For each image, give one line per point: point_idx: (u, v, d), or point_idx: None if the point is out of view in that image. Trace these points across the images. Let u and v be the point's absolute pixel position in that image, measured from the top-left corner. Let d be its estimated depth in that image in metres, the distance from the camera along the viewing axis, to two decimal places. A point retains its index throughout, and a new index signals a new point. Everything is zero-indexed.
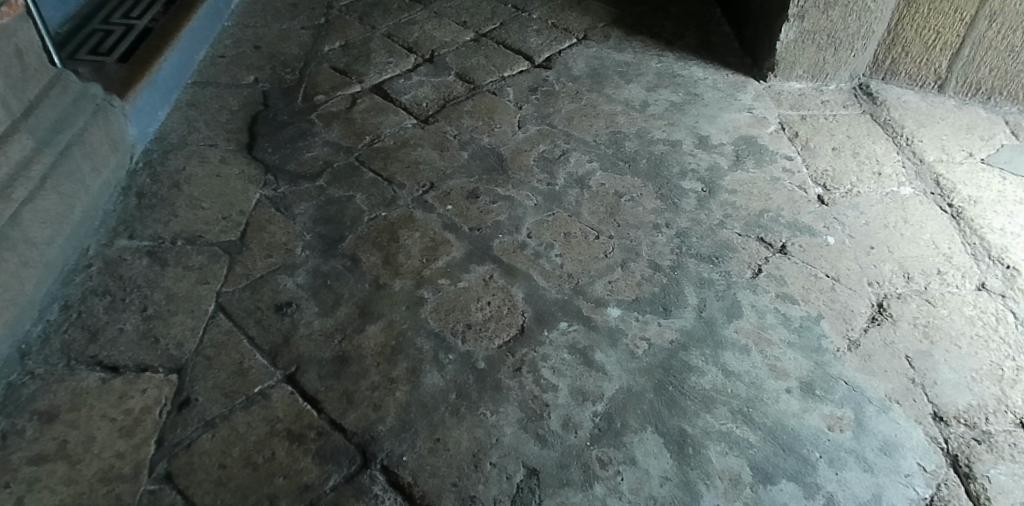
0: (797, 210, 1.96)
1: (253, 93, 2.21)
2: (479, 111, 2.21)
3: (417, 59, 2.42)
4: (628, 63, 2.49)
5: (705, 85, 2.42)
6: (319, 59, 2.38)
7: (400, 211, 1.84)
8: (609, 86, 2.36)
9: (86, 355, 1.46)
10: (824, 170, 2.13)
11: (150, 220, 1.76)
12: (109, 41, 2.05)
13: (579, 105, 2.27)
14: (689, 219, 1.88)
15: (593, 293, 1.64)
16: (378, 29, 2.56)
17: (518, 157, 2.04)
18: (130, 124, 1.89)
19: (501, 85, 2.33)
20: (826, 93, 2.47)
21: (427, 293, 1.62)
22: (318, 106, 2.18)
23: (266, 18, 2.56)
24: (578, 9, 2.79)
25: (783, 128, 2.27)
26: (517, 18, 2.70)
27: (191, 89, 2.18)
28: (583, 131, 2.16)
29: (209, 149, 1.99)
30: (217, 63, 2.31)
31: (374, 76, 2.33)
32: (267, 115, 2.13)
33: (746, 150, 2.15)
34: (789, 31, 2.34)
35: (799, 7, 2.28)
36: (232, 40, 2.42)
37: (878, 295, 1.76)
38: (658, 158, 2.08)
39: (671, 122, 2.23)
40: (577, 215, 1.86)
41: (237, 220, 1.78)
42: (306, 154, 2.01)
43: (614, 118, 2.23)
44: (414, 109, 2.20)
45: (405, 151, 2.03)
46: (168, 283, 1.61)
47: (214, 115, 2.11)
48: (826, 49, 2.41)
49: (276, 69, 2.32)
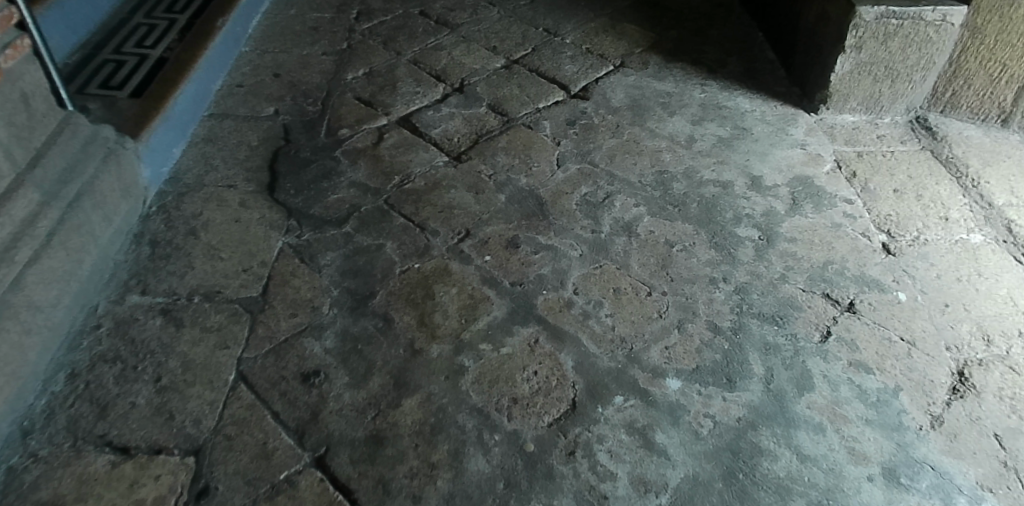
0: (862, 261, 1.81)
1: (274, 127, 2.08)
2: (515, 148, 2.06)
3: (446, 89, 2.28)
4: (670, 92, 2.34)
5: (753, 118, 2.27)
6: (343, 89, 2.25)
7: (434, 262, 1.70)
8: (651, 119, 2.22)
9: (94, 433, 1.32)
10: (887, 215, 1.98)
11: (164, 273, 1.62)
12: (121, 73, 1.94)
13: (620, 141, 2.12)
14: (747, 273, 1.73)
15: (649, 361, 1.50)
16: (404, 55, 2.42)
17: (558, 200, 1.90)
18: (144, 165, 1.77)
19: (536, 118, 2.19)
20: (881, 127, 2.31)
21: (467, 360, 1.47)
22: (343, 142, 2.05)
23: (287, 42, 2.43)
24: (613, 33, 2.64)
25: (839, 166, 2.12)
26: (550, 42, 2.55)
27: (208, 123, 2.06)
28: (626, 171, 2.02)
29: (228, 191, 1.86)
30: (235, 93, 2.18)
31: (401, 108, 2.19)
32: (289, 152, 2.00)
33: (802, 192, 2.00)
34: (845, 62, 2.19)
35: (857, 38, 2.13)
36: (251, 68, 2.29)
37: (958, 361, 1.60)
38: (709, 202, 1.93)
39: (720, 160, 2.08)
40: (626, 268, 1.71)
41: (258, 273, 1.64)
42: (331, 196, 1.87)
43: (659, 156, 2.08)
44: (445, 145, 2.05)
45: (437, 193, 1.89)
46: (184, 347, 1.47)
47: (232, 151, 1.98)
48: (883, 81, 2.26)
49: (298, 100, 2.19)
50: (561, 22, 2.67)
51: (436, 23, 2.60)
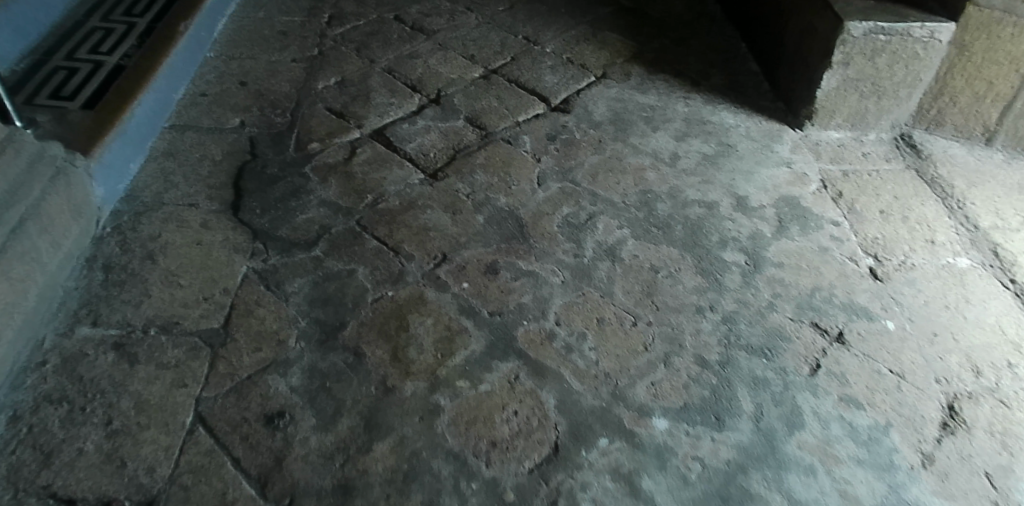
0: (851, 288, 1.77)
1: (239, 140, 1.97)
2: (493, 164, 1.98)
3: (422, 100, 2.19)
4: (653, 106, 2.27)
5: (738, 134, 2.21)
6: (313, 99, 2.14)
7: (408, 290, 1.61)
8: (634, 134, 2.15)
9: (36, 484, 1.21)
10: (874, 238, 1.93)
11: (118, 302, 1.51)
12: (73, 82, 1.81)
13: (603, 158, 2.05)
14: (735, 301, 1.67)
15: (635, 399, 1.43)
16: (378, 63, 2.32)
17: (539, 222, 1.82)
18: (98, 183, 1.65)
19: (515, 133, 2.11)
20: (866, 145, 2.27)
21: (443, 399, 1.39)
22: (313, 157, 1.94)
23: (253, 48, 2.32)
24: (594, 41, 2.56)
25: (825, 186, 2.07)
26: (529, 50, 2.47)
27: (169, 135, 1.94)
28: (609, 190, 1.95)
29: (189, 210, 1.74)
30: (198, 102, 2.07)
31: (375, 120, 2.09)
32: (255, 167, 1.89)
33: (788, 213, 1.95)
34: (832, 78, 2.13)
35: (845, 53, 2.07)
36: (215, 75, 2.18)
37: (947, 395, 1.56)
38: (694, 224, 1.87)
39: (705, 179, 2.01)
40: (610, 296, 1.65)
41: (220, 302, 1.53)
42: (299, 216, 1.77)
43: (642, 174, 2.01)
44: (421, 161, 1.97)
45: (412, 213, 1.80)
46: (138, 386, 1.37)
47: (194, 166, 1.87)
48: (869, 98, 2.21)
49: (265, 110, 2.08)
50: (541, 29, 2.59)
51: (412, 29, 2.50)
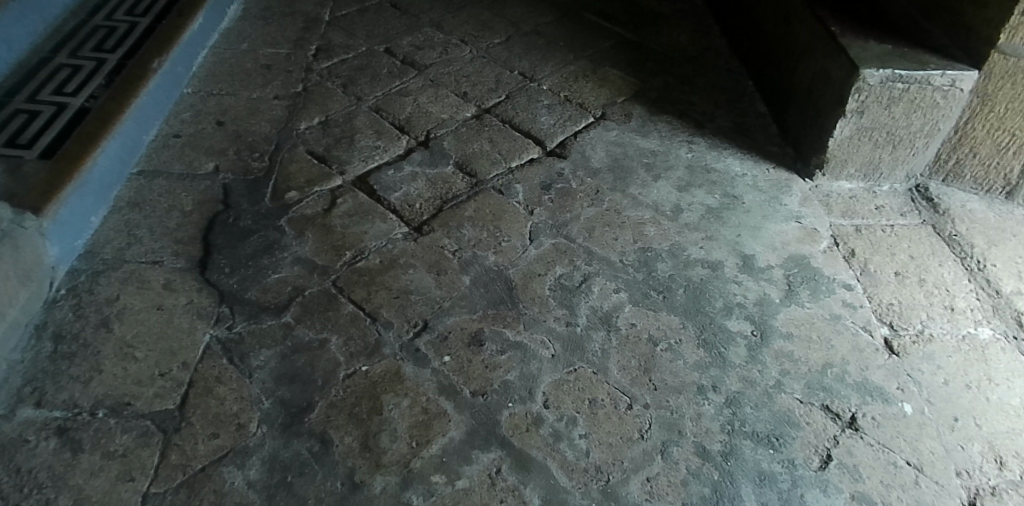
0: (864, 364, 1.64)
1: (212, 187, 1.85)
2: (482, 216, 1.84)
3: (410, 143, 2.06)
4: (655, 151, 2.14)
5: (745, 183, 2.08)
6: (294, 141, 2.02)
7: (384, 364, 1.48)
8: (634, 183, 2.01)
9: None
10: (889, 304, 1.80)
11: (66, 377, 1.39)
12: (33, 127, 1.70)
13: (600, 209, 1.91)
14: (739, 379, 1.55)
15: (627, 499, 1.30)
16: (365, 101, 2.19)
17: (530, 284, 1.69)
18: (51, 243, 1.54)
19: (507, 180, 1.98)
20: (879, 196, 2.14)
21: (415, 497, 1.27)
22: (289, 207, 1.82)
23: (234, 84, 2.20)
24: (593, 78, 2.44)
25: (837, 244, 1.94)
26: (525, 88, 2.34)
27: (137, 182, 1.82)
28: (606, 246, 1.81)
29: (152, 269, 1.63)
30: (171, 144, 1.95)
31: (358, 165, 1.97)
32: (227, 219, 1.77)
33: (797, 275, 1.82)
34: (844, 127, 2.00)
35: (858, 102, 1.94)
36: (191, 113, 2.06)
37: (969, 490, 1.42)
38: (697, 287, 1.74)
39: (709, 235, 1.88)
40: (604, 373, 1.51)
41: (177, 378, 1.42)
42: (271, 275, 1.64)
43: (643, 228, 1.87)
44: (405, 213, 1.84)
45: (393, 273, 1.67)
46: (79, 479, 1.24)
47: (161, 218, 1.75)
48: (884, 148, 2.07)
49: (242, 154, 1.96)
50: (538, 64, 2.46)
51: (402, 63, 2.38)
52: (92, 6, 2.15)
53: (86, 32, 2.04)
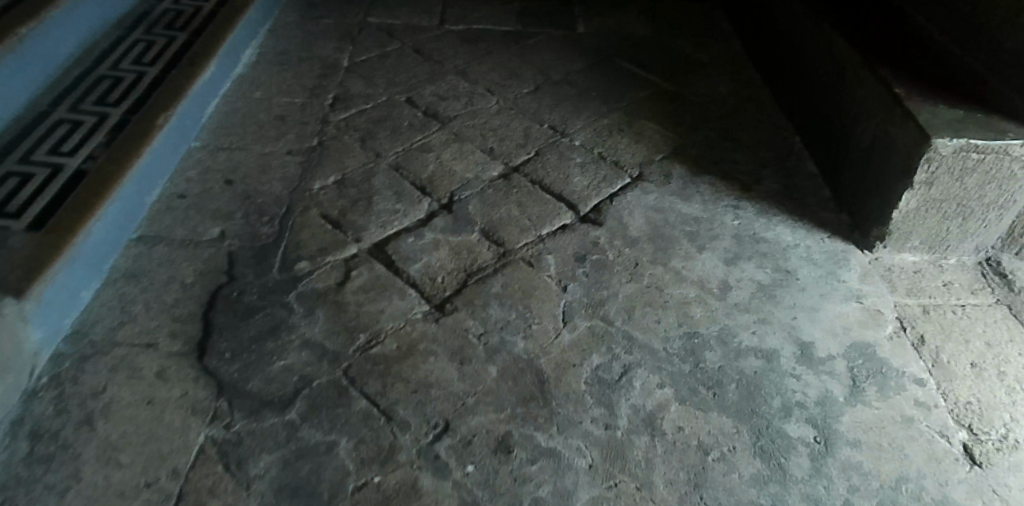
0: (944, 478, 1.43)
1: (217, 255, 1.70)
2: (511, 293, 1.67)
3: (432, 205, 1.91)
4: (698, 218, 1.96)
5: (798, 256, 1.89)
6: (307, 203, 1.87)
7: (399, 474, 1.30)
8: (677, 254, 1.84)
9: None
10: (966, 402, 1.59)
11: (40, 487, 1.23)
12: (24, 192, 1.56)
13: (640, 286, 1.73)
14: (804, 498, 1.35)
15: None
16: (384, 158, 2.04)
17: (563, 375, 1.50)
18: (34, 327, 1.39)
19: (538, 251, 1.81)
20: (946, 271, 1.94)
21: None
22: (300, 280, 1.66)
23: (245, 137, 2.07)
24: (629, 133, 2.28)
25: (903, 328, 1.74)
26: (556, 143, 2.19)
27: (135, 250, 1.68)
28: (648, 331, 1.62)
29: (145, 353, 1.47)
30: (175, 206, 1.81)
31: (376, 232, 1.81)
32: (231, 293, 1.61)
33: (862, 368, 1.62)
34: (911, 198, 1.82)
35: (928, 173, 1.76)
36: (198, 170, 1.92)
37: None
38: (751, 382, 1.54)
39: (762, 318, 1.69)
40: (649, 489, 1.32)
41: (165, 490, 1.25)
42: (276, 362, 1.48)
43: (687, 309, 1.69)
44: (426, 288, 1.67)
45: (411, 362, 1.49)
46: None
47: (160, 291, 1.60)
48: (953, 220, 1.88)
49: (251, 217, 1.81)
50: (570, 117, 2.31)
51: (425, 115, 2.24)
52: (97, 54, 2.03)
53: (89, 83, 1.92)
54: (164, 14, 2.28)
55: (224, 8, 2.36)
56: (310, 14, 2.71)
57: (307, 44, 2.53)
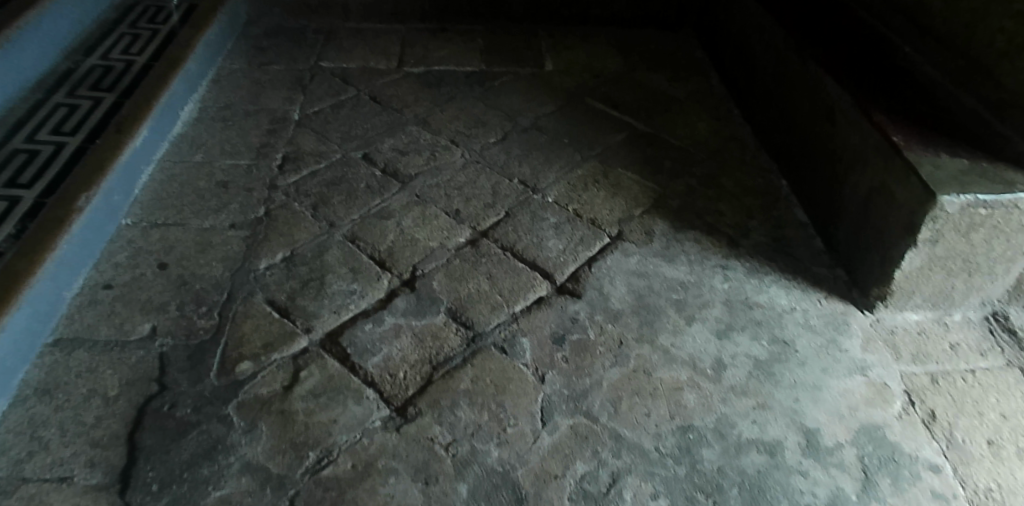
0: None
1: (147, 359, 1.50)
2: (482, 388, 1.49)
3: (392, 282, 1.72)
4: (685, 282, 1.80)
5: (795, 323, 1.74)
6: (251, 287, 1.67)
7: None
8: (664, 328, 1.67)
9: None
10: (989, 490, 1.43)
11: None
12: None
13: (625, 371, 1.56)
14: None
15: None
16: (338, 227, 1.85)
17: (544, 490, 1.32)
18: None
19: (511, 332, 1.63)
20: (952, 330, 1.79)
21: None
22: (241, 385, 1.46)
23: (183, 210, 1.87)
24: (606, 184, 2.11)
25: (913, 403, 1.59)
26: (527, 200, 2.01)
27: (51, 358, 1.47)
28: (637, 427, 1.45)
29: (57, 490, 1.26)
30: (100, 299, 1.60)
31: (329, 319, 1.61)
32: (161, 406, 1.41)
33: (874, 457, 1.46)
34: (915, 257, 1.67)
35: (933, 231, 1.62)
36: (128, 253, 1.72)
37: None
38: (754, 484, 1.37)
39: (762, 402, 1.53)
40: None
41: None
42: (211, 493, 1.28)
43: (679, 396, 1.52)
44: (386, 387, 1.48)
45: (368, 485, 1.30)
46: None
47: (78, 409, 1.39)
48: (958, 276, 1.74)
49: (186, 309, 1.60)
50: (541, 168, 2.14)
51: (384, 174, 2.05)
52: (11, 125, 1.83)
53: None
54: (90, 72, 2.07)
55: (159, 62, 2.16)
56: (257, 60, 2.52)
57: (254, 96, 2.34)
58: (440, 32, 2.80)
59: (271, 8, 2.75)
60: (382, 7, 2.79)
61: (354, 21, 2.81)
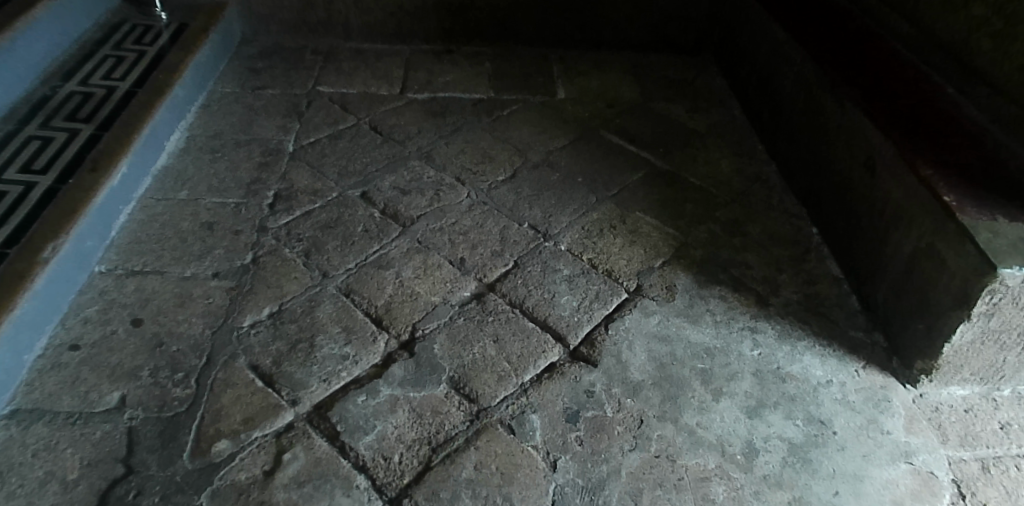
0: None
1: (113, 435, 1.34)
2: (487, 476, 1.33)
3: (388, 344, 1.56)
4: (711, 348, 1.64)
5: (831, 399, 1.58)
6: (233, 349, 1.51)
7: None
8: (689, 404, 1.51)
9: None
10: None
11: None
12: None
13: (647, 457, 1.40)
14: None
15: None
16: (332, 279, 1.69)
17: None
18: None
19: (520, 407, 1.46)
20: (1003, 407, 1.63)
21: None
22: (217, 469, 1.30)
23: (163, 255, 1.71)
24: (623, 230, 1.95)
25: (964, 497, 1.42)
26: (538, 248, 1.85)
27: (4, 435, 1.32)
28: None
29: None
30: (64, 363, 1.45)
31: (318, 389, 1.46)
32: (125, 494, 1.25)
33: None
34: (966, 331, 1.51)
35: (989, 305, 1.45)
36: (99, 309, 1.57)
37: None
38: None
39: (798, 496, 1.37)
40: None
41: None
42: None
43: (706, 488, 1.36)
44: (378, 474, 1.32)
45: None
46: None
47: (30, 497, 1.23)
48: (1012, 351, 1.57)
49: (161, 375, 1.45)
50: (553, 211, 1.98)
51: (383, 216, 1.90)
52: None
53: None
54: (68, 99, 1.92)
55: (143, 89, 2.00)
56: (251, 84, 2.37)
57: (246, 125, 2.19)
58: (445, 55, 2.65)
59: (268, 27, 2.60)
60: (384, 27, 2.63)
61: (355, 41, 2.65)
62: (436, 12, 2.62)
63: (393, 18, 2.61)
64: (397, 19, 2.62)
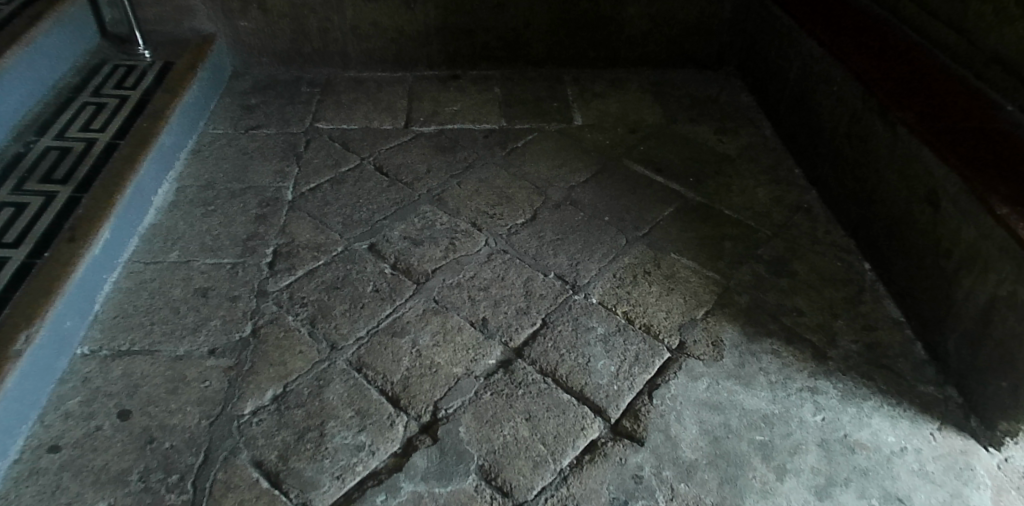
0: None
1: None
2: None
3: (408, 428, 1.39)
4: (768, 416, 1.46)
5: (908, 471, 1.39)
6: (234, 442, 1.34)
7: None
8: (750, 487, 1.33)
9: None
10: None
11: None
12: None
13: None
14: None
15: None
16: (341, 351, 1.52)
17: None
18: None
19: (561, 501, 1.29)
20: None
21: None
22: None
23: (152, 331, 1.54)
24: (658, 276, 1.77)
25: None
26: (567, 302, 1.68)
27: None
28: None
29: None
30: (43, 469, 1.28)
31: (331, 488, 1.28)
32: None
33: None
34: None
35: None
36: (82, 400, 1.39)
37: None
38: None
39: None
40: None
41: None
42: None
43: None
44: None
45: None
46: None
47: None
48: None
49: (153, 479, 1.27)
50: (580, 258, 1.80)
51: (395, 271, 1.73)
52: None
53: None
54: (44, 156, 1.75)
55: (126, 140, 1.83)
56: (245, 125, 2.20)
57: (241, 172, 2.02)
58: (451, 81, 2.47)
59: (260, 59, 2.43)
60: (385, 54, 2.46)
61: (354, 70, 2.48)
62: (440, 36, 2.44)
63: (394, 45, 2.44)
64: (399, 45, 2.45)
